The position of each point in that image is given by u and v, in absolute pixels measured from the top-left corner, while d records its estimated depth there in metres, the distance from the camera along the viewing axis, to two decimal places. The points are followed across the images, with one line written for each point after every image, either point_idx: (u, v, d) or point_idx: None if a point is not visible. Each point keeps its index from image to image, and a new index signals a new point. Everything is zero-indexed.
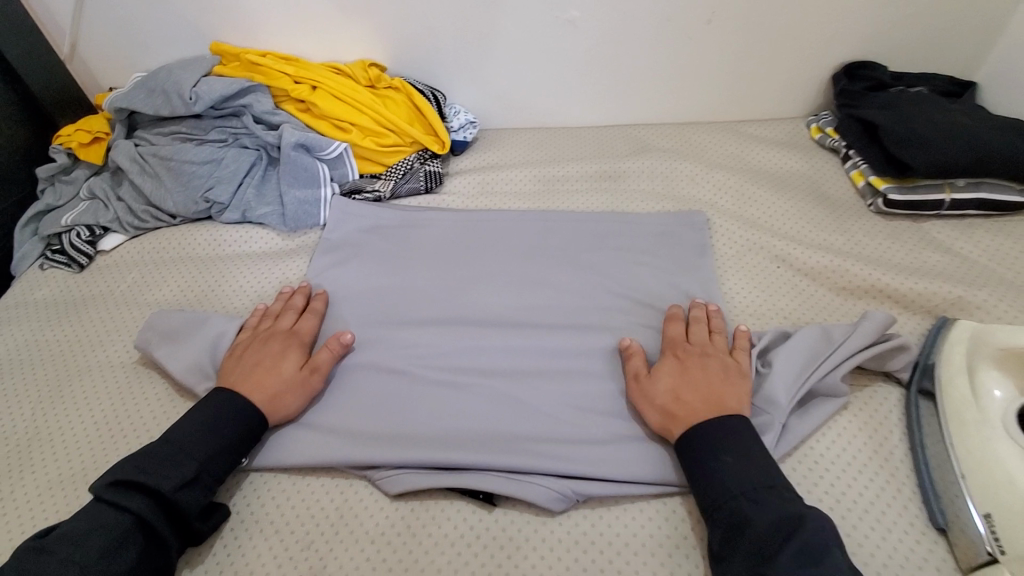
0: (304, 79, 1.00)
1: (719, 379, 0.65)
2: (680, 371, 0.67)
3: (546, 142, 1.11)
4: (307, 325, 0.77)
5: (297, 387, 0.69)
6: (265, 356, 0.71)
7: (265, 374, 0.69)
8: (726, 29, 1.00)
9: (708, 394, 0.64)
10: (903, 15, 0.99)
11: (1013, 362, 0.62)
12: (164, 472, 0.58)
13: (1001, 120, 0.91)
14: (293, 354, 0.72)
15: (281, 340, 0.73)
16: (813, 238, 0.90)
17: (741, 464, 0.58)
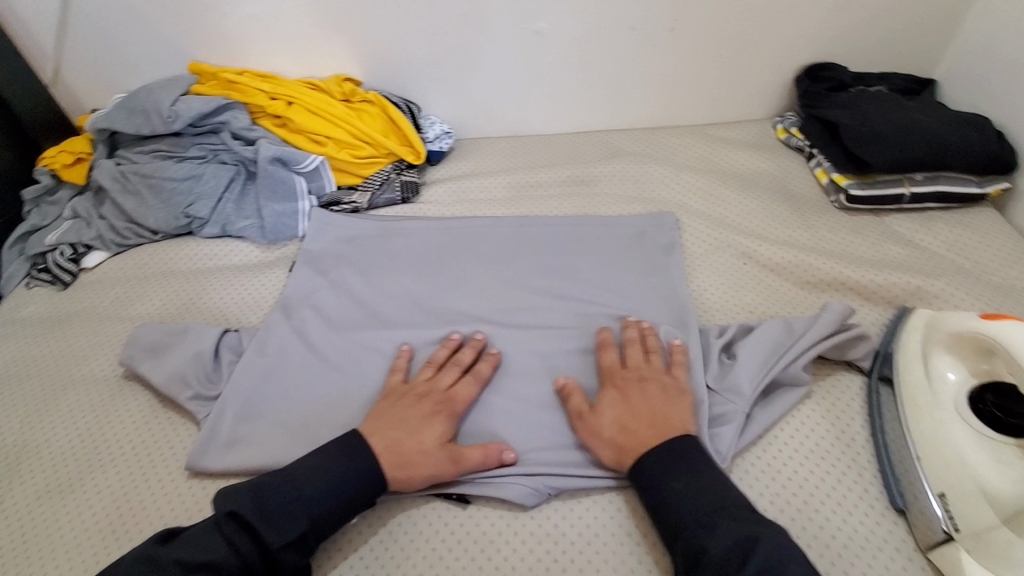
0: (281, 95, 1.03)
1: (661, 401, 0.65)
2: (621, 400, 0.66)
3: (521, 150, 1.14)
4: (466, 393, 0.70)
5: (426, 466, 0.63)
6: (417, 416, 0.66)
7: (405, 437, 0.64)
8: (690, 36, 1.03)
9: (653, 422, 0.63)
10: (859, 17, 1.02)
11: (965, 346, 0.65)
12: (279, 524, 0.56)
13: (957, 114, 0.94)
14: (437, 425, 0.66)
15: (431, 403, 0.68)
16: (779, 235, 0.92)
17: (693, 489, 0.57)
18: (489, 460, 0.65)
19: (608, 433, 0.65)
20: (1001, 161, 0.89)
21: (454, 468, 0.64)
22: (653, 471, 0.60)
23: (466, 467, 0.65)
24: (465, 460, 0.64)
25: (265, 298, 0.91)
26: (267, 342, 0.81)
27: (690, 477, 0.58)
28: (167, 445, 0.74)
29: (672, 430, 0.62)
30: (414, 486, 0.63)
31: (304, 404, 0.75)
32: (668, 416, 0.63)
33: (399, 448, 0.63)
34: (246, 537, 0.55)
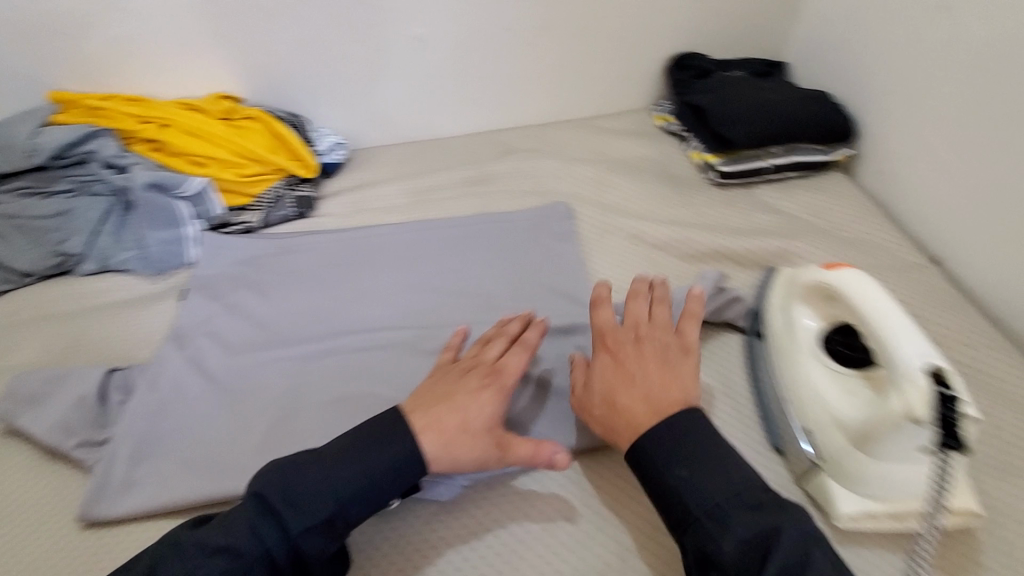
0: (154, 119, 0.99)
1: (670, 379, 0.62)
2: (627, 375, 0.62)
3: (416, 156, 1.15)
4: (514, 363, 0.66)
5: (470, 444, 0.59)
6: (467, 393, 0.62)
7: (448, 412, 0.60)
8: (563, 34, 1.09)
9: (653, 400, 0.60)
10: (712, 9, 1.12)
11: (815, 295, 0.71)
12: (289, 515, 0.54)
13: (802, 91, 1.05)
14: (489, 399, 0.62)
15: (483, 379, 0.64)
16: (663, 215, 0.99)
17: (698, 477, 0.54)
18: (539, 459, 0.59)
19: (603, 410, 0.62)
20: (841, 130, 1.01)
21: (502, 456, 0.60)
22: (663, 455, 0.56)
23: (514, 458, 0.60)
24: (515, 447, 0.60)
25: (156, 331, 0.86)
26: (160, 377, 0.77)
27: (698, 462, 0.55)
28: (55, 499, 0.69)
29: (671, 404, 0.59)
30: (456, 469, 0.59)
31: (207, 435, 0.72)
32: (672, 395, 0.60)
33: (442, 426, 0.59)
34: (270, 527, 0.53)
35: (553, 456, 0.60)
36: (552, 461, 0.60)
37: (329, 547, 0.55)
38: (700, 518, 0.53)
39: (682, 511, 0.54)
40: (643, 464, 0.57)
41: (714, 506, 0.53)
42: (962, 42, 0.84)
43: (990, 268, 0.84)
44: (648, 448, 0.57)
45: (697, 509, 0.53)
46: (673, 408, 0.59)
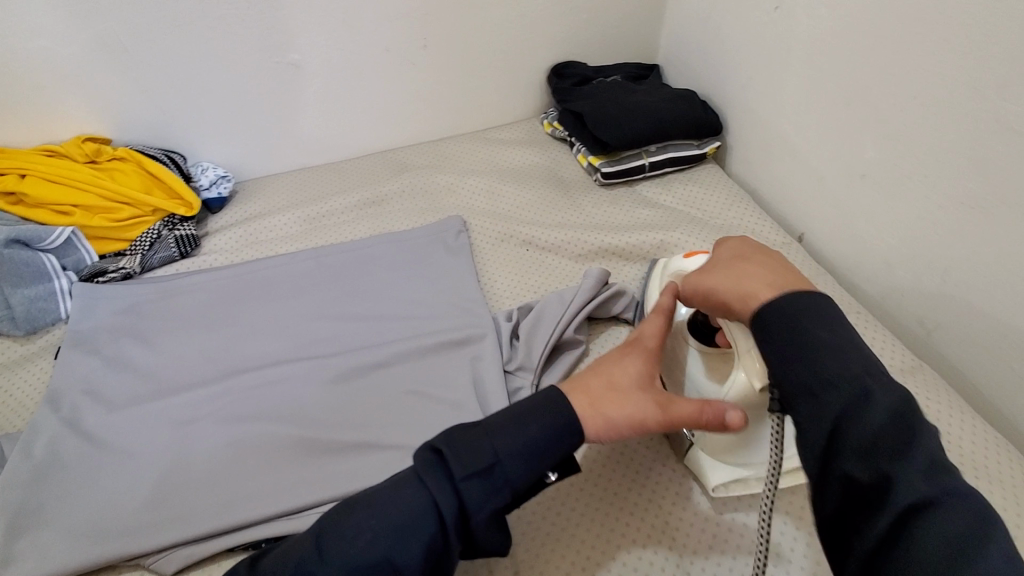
0: (9, 169, 0.92)
1: (770, 260, 0.56)
2: (737, 261, 0.57)
3: (309, 182, 1.13)
4: (653, 322, 0.62)
5: (623, 404, 0.55)
6: (609, 358, 0.60)
7: (599, 375, 0.57)
8: (442, 52, 1.11)
9: (773, 275, 0.54)
10: (584, 18, 1.17)
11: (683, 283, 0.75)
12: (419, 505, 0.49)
13: (671, 92, 1.12)
14: (635, 360, 0.59)
15: (624, 343, 0.61)
16: (554, 219, 1.03)
17: (841, 345, 0.46)
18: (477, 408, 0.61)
19: (732, 291, 0.54)
20: (709, 125, 1.08)
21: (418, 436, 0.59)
22: (805, 322, 0.48)
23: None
24: (676, 405, 0.54)
25: (31, 394, 0.81)
26: (34, 444, 0.73)
27: (829, 326, 0.47)
28: None
29: (795, 283, 0.52)
30: (618, 430, 0.55)
31: (89, 498, 0.68)
32: (774, 272, 0.54)
33: (588, 386, 0.56)
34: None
35: (727, 414, 0.53)
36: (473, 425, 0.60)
37: (489, 499, 0.50)
38: (826, 391, 0.45)
39: (843, 398, 0.44)
40: (760, 337, 0.50)
41: (860, 378, 0.45)
42: (796, 38, 0.92)
43: (842, 238, 0.93)
44: (779, 314, 0.49)
45: (846, 385, 0.44)
46: (797, 282, 0.53)
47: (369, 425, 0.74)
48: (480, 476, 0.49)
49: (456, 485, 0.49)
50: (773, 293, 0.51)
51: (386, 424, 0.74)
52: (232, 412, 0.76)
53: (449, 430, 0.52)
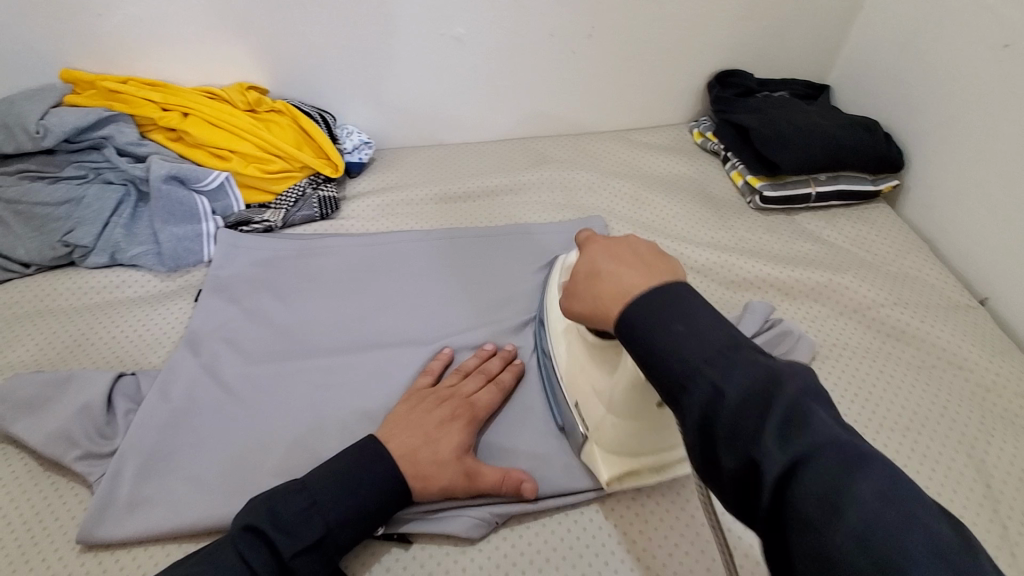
0: (173, 106, 0.93)
1: (614, 258, 0.50)
2: (591, 269, 0.50)
3: (445, 160, 1.11)
4: (486, 401, 0.69)
5: (451, 469, 0.61)
6: (438, 424, 0.64)
7: (422, 446, 0.62)
8: (606, 44, 1.05)
9: (620, 280, 0.47)
10: (760, 27, 1.08)
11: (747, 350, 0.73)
12: (294, 530, 0.53)
13: (850, 118, 1.02)
14: (456, 431, 0.64)
15: (453, 406, 0.66)
16: (702, 237, 0.96)
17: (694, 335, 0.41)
18: (506, 485, 0.63)
19: (587, 310, 0.50)
20: (890, 161, 0.98)
21: (468, 484, 0.62)
22: (636, 320, 0.43)
23: (482, 485, 0.62)
24: (481, 479, 0.62)
25: (168, 332, 0.81)
26: (173, 385, 0.72)
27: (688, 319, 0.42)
28: (54, 515, 0.63)
29: (638, 282, 0.46)
30: (430, 497, 0.61)
31: (222, 450, 0.67)
32: (621, 272, 0.47)
33: (415, 457, 0.61)
34: (264, 553, 0.51)
35: (522, 486, 0.63)
36: (517, 487, 0.63)
37: (318, 569, 0.53)
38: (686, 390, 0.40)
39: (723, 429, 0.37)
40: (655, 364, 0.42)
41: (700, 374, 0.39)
42: None
43: None
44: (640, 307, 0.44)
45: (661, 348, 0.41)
46: (645, 278, 0.46)
47: (506, 429, 0.70)
48: (310, 550, 0.53)
49: (285, 561, 0.51)
50: (613, 307, 0.46)
51: (524, 431, 0.70)
52: (355, 389, 0.73)
53: (272, 500, 0.54)
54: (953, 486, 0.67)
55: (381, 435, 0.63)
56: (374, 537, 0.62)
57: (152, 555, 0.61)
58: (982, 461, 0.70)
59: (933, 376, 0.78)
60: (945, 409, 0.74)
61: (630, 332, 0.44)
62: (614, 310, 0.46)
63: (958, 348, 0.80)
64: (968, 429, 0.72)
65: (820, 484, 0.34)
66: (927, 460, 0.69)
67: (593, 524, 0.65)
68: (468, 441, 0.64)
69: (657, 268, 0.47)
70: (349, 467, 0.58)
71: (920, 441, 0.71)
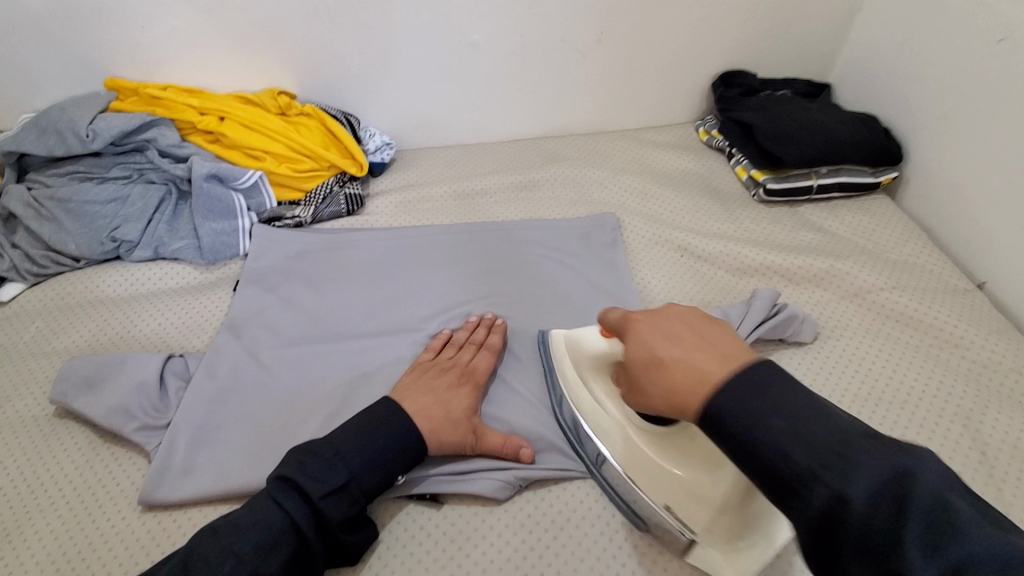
0: (211, 110, 1.00)
1: (678, 343, 0.51)
2: (652, 358, 0.53)
3: (462, 159, 1.16)
4: (483, 365, 0.75)
5: (459, 428, 0.67)
6: (448, 388, 0.70)
7: (435, 406, 0.68)
8: (614, 47, 1.11)
9: (690, 367, 0.49)
10: (762, 29, 1.13)
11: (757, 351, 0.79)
12: (322, 476, 0.58)
13: (849, 114, 1.06)
14: (463, 394, 0.70)
15: (457, 374, 0.73)
16: (710, 228, 1.01)
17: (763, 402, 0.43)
18: (508, 448, 0.68)
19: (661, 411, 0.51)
20: (889, 154, 1.03)
21: (476, 442, 0.68)
22: (729, 413, 0.44)
23: (487, 444, 0.68)
24: (486, 439, 0.68)
25: (209, 318, 0.87)
26: (218, 364, 0.78)
27: (773, 398, 0.43)
28: (114, 482, 0.69)
29: (713, 367, 0.47)
30: (441, 451, 0.67)
31: (264, 423, 0.73)
32: (690, 358, 0.49)
33: (430, 414, 0.67)
34: (296, 500, 0.56)
35: (521, 451, 0.69)
36: (517, 453, 0.68)
37: (345, 511, 0.58)
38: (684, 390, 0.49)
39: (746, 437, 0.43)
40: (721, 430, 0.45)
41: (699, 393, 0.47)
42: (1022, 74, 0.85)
43: None
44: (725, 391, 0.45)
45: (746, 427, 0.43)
46: (717, 363, 0.47)
47: (526, 405, 0.76)
48: (336, 493, 0.58)
49: (314, 503, 0.56)
50: (692, 401, 0.47)
51: (542, 406, 0.76)
52: (384, 368, 0.79)
53: (300, 454, 0.59)
54: (951, 455, 0.71)
55: (397, 395, 0.69)
56: (405, 498, 0.67)
57: (203, 513, 0.66)
58: (977, 430, 0.73)
59: (930, 355, 0.81)
60: (941, 385, 0.78)
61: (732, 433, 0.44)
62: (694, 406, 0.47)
63: (954, 329, 0.84)
64: (964, 403, 0.76)
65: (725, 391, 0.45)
66: (924, 431, 0.73)
67: (610, 490, 0.69)
68: (475, 405, 0.71)
69: (725, 347, 0.49)
70: (380, 431, 0.63)
71: (918, 415, 0.75)
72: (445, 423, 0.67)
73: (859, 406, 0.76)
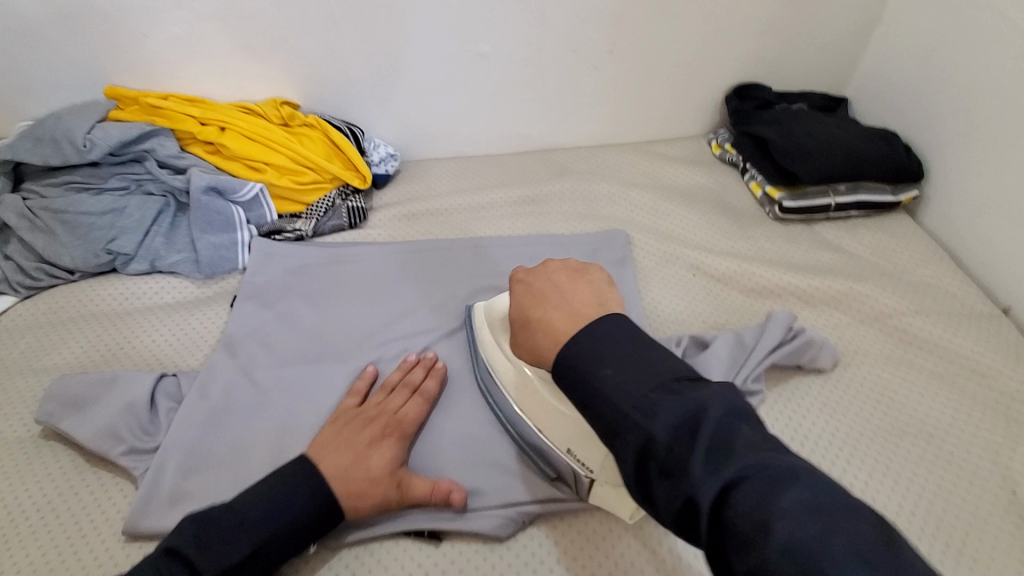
0: (211, 121, 0.97)
1: (544, 303, 0.57)
2: (523, 317, 0.58)
3: (467, 171, 1.14)
4: (412, 412, 0.69)
5: (382, 485, 0.62)
6: (367, 443, 0.64)
7: (354, 465, 0.62)
8: (626, 58, 1.08)
9: (547, 326, 0.54)
10: (777, 41, 1.11)
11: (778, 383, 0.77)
12: None
13: (868, 129, 1.03)
14: (386, 447, 0.65)
15: (379, 425, 0.67)
16: (722, 246, 0.97)
17: (631, 378, 0.45)
18: (436, 493, 0.63)
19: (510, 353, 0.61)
20: (909, 172, 0.99)
21: (401, 496, 0.62)
22: (573, 371, 0.48)
23: (412, 496, 0.63)
24: (412, 490, 0.63)
25: (205, 336, 0.84)
26: (211, 385, 0.75)
27: (625, 359, 0.46)
28: (100, 510, 0.66)
29: (564, 326, 0.53)
30: (364, 513, 0.61)
31: (258, 448, 0.70)
32: (550, 321, 0.54)
33: (347, 475, 0.61)
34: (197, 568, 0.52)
35: (451, 495, 0.63)
36: (446, 499, 0.63)
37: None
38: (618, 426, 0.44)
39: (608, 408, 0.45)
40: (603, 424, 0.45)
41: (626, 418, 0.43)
42: None
43: None
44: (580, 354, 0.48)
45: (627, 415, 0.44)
46: (568, 321, 0.53)
47: None
48: (235, 568, 0.54)
49: None
50: (544, 354, 0.54)
51: None
52: None
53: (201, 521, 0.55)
54: (978, 492, 0.67)
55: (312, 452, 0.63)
56: (404, 533, 0.64)
57: None
58: (1007, 467, 0.70)
59: (955, 384, 0.78)
60: (968, 418, 0.74)
61: (564, 374, 0.49)
62: (550, 355, 0.53)
63: (979, 356, 0.80)
64: (992, 436, 0.72)
65: (682, 436, 0.41)
66: (950, 467, 0.70)
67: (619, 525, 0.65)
68: (400, 456, 0.65)
69: (583, 310, 0.54)
70: None
71: (943, 449, 0.71)
72: (365, 483, 0.61)
73: (882, 439, 0.72)
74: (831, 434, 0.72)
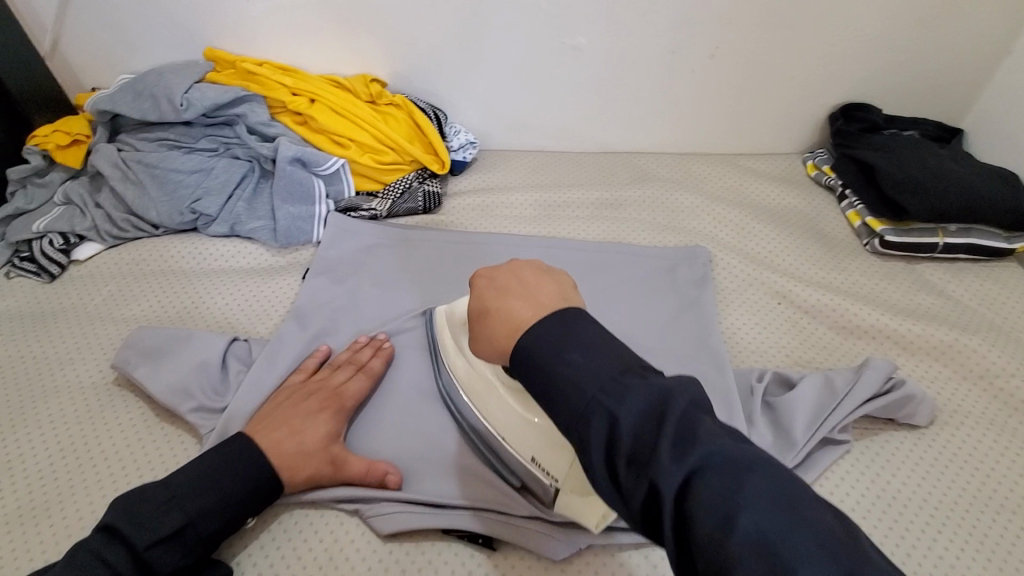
0: (302, 91, 0.98)
1: (507, 292, 0.48)
2: (481, 309, 0.49)
3: (547, 167, 1.11)
4: (354, 388, 0.69)
5: (315, 459, 0.62)
6: (303, 415, 0.65)
7: (288, 439, 0.62)
8: (727, 65, 1.02)
9: (506, 316, 0.46)
10: (896, 61, 1.02)
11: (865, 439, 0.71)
12: None
13: (989, 167, 0.95)
14: (320, 419, 0.65)
15: (319, 399, 0.67)
16: (810, 275, 0.91)
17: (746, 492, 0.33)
18: (370, 476, 0.63)
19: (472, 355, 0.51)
20: None
21: (334, 473, 0.63)
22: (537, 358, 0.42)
23: (347, 474, 0.63)
24: (347, 467, 0.63)
25: (275, 305, 0.85)
26: (279, 355, 0.75)
27: (592, 345, 0.41)
28: (164, 465, 0.67)
29: (524, 313, 0.45)
30: (297, 487, 0.62)
31: None
32: (507, 307, 0.46)
33: (279, 449, 0.61)
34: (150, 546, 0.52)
35: (387, 479, 0.63)
36: (381, 480, 0.63)
37: (177, 561, 0.54)
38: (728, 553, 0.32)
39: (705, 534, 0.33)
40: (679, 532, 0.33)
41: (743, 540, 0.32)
42: None
43: None
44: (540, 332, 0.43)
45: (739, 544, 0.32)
46: (530, 308, 0.45)
47: None
48: (167, 541, 0.54)
49: (140, 553, 0.52)
50: (506, 345, 0.45)
51: None
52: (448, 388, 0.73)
53: None
54: None
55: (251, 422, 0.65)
56: (457, 537, 0.63)
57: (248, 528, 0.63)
58: None
59: None
60: None
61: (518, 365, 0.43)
62: (506, 347, 0.45)
63: None
64: None
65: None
66: None
67: None
68: (335, 432, 0.65)
69: (546, 295, 0.46)
70: None
71: None
72: (297, 456, 0.61)
73: (978, 510, 0.65)
74: (921, 497, 0.66)
